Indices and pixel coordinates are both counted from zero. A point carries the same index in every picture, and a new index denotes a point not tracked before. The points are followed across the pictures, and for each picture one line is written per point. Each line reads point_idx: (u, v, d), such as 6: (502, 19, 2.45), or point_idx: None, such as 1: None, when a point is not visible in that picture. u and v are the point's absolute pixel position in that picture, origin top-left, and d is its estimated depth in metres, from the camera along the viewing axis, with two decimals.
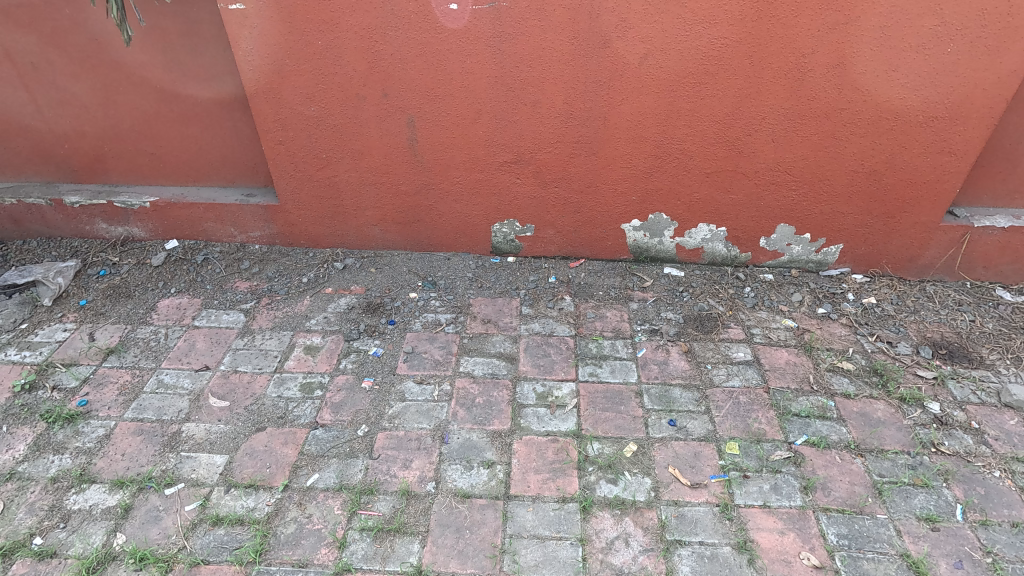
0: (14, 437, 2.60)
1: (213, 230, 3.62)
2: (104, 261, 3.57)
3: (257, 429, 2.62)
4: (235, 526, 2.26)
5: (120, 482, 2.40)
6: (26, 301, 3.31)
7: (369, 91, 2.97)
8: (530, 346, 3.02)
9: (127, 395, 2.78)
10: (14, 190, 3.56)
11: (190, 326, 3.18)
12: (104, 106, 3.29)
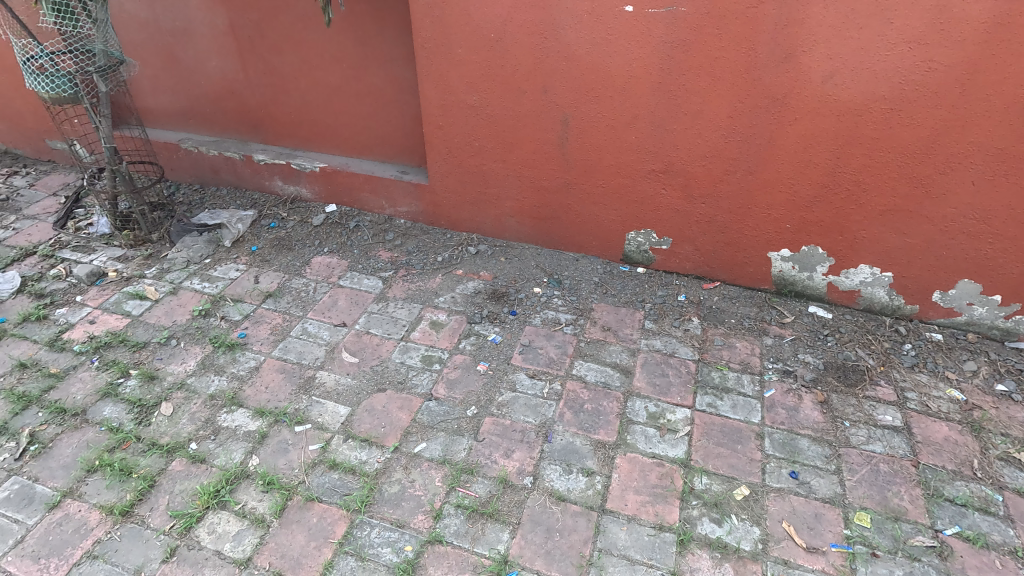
0: (188, 353, 3.04)
1: (367, 200, 3.94)
2: (275, 215, 4.04)
3: (378, 389, 2.82)
4: (347, 474, 2.46)
5: (261, 411, 2.72)
6: (212, 239, 3.84)
7: (530, 86, 3.04)
8: (648, 363, 2.93)
9: (277, 336, 3.14)
10: (217, 144, 4.13)
11: (335, 284, 3.49)
12: (298, 78, 3.70)
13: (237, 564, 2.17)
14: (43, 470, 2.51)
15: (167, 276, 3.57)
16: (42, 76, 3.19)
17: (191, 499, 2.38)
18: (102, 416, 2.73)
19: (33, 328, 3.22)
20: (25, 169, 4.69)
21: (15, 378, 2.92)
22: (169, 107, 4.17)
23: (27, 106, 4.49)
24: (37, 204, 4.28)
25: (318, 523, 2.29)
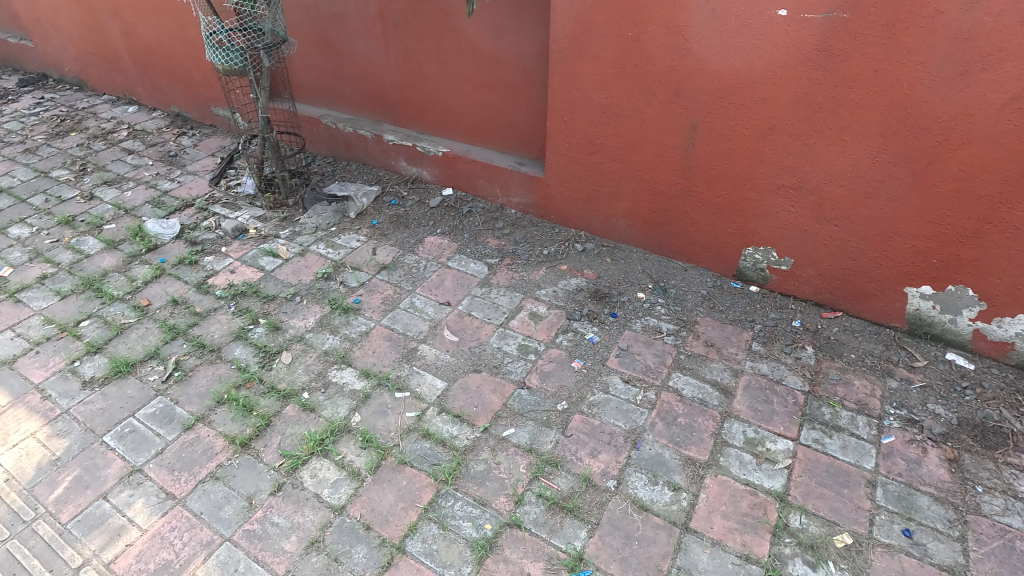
0: (309, 311, 3.32)
1: (483, 188, 4.06)
2: (396, 193, 4.28)
3: (474, 370, 2.92)
4: (438, 445, 2.57)
5: (367, 373, 2.91)
6: (339, 210, 4.15)
7: (662, 88, 2.98)
8: (752, 386, 2.78)
9: (387, 306, 3.34)
10: (352, 122, 4.43)
11: (444, 264, 3.65)
12: (434, 66, 3.88)
13: (333, 508, 2.35)
14: (183, 395, 2.86)
15: (297, 239, 3.91)
16: (220, 50, 3.60)
17: (300, 443, 2.61)
18: (233, 355, 3.06)
19: (186, 270, 3.66)
20: (191, 131, 5.33)
21: (168, 312, 3.35)
22: (315, 84, 4.53)
23: (200, 76, 5.09)
24: (198, 163, 4.85)
25: (407, 486, 2.42)
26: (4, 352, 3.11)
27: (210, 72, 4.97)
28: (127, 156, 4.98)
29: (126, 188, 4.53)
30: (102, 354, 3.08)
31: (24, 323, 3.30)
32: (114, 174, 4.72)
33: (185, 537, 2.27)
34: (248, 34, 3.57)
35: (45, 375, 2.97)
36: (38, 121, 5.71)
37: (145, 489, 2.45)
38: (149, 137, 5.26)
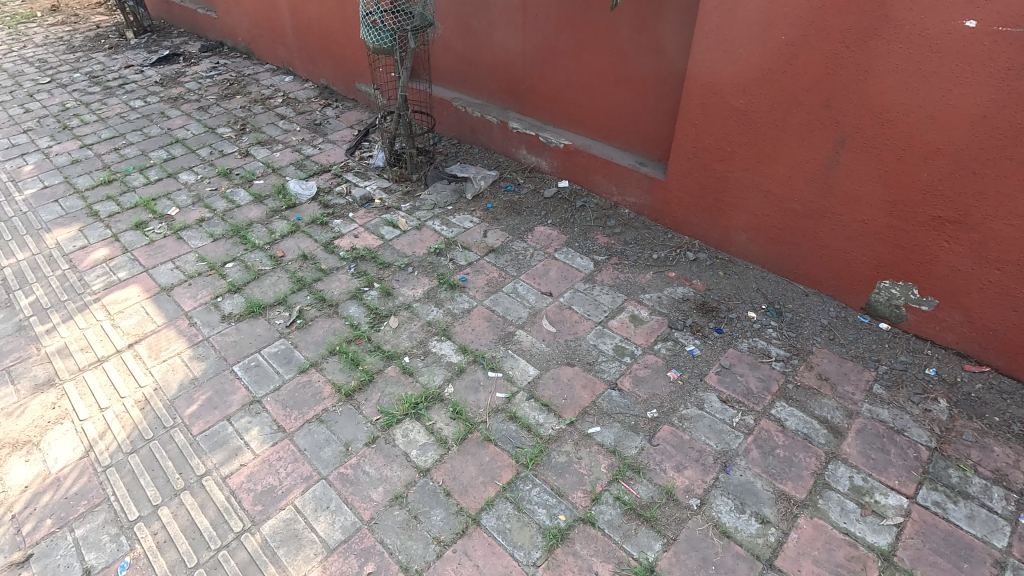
0: (418, 282, 3.51)
1: (599, 184, 4.03)
2: (513, 180, 4.38)
3: (567, 363, 2.94)
4: (523, 429, 2.63)
5: (465, 349, 3.03)
6: (457, 190, 4.32)
7: (811, 97, 2.77)
8: (866, 431, 2.55)
9: (491, 288, 3.43)
10: (481, 107, 4.57)
11: (551, 255, 3.68)
12: (568, 58, 3.88)
13: (419, 469, 2.49)
14: (301, 341, 3.14)
15: (416, 213, 4.13)
16: (373, 29, 3.84)
17: (396, 403, 2.77)
18: (348, 312, 3.31)
19: (317, 230, 4.00)
20: (335, 103, 5.78)
21: (298, 265, 3.68)
22: (451, 68, 4.70)
23: (350, 53, 5.49)
24: (338, 133, 5.25)
25: (489, 462, 2.50)
26: (165, 280, 3.59)
27: (359, 49, 5.34)
28: (279, 120, 5.51)
29: (275, 149, 5.02)
30: (240, 294, 3.46)
31: (183, 257, 3.79)
32: (267, 136, 5.25)
33: (289, 468, 2.52)
34: (399, 16, 3.77)
35: (194, 305, 3.40)
36: (212, 83, 6.47)
37: (262, 418, 2.73)
38: (299, 105, 5.78)
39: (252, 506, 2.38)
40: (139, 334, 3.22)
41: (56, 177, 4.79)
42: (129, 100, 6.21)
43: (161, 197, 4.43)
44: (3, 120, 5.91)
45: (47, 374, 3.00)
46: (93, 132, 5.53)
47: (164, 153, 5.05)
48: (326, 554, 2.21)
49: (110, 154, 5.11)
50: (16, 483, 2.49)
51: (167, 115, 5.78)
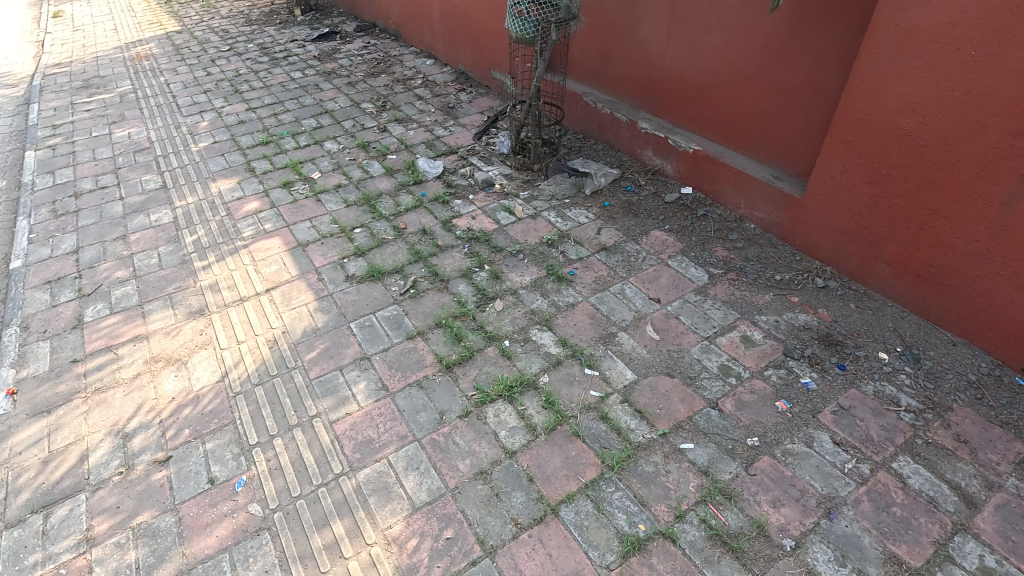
0: (527, 270, 3.57)
1: (726, 194, 3.85)
2: (635, 181, 4.30)
3: (667, 373, 2.85)
4: (612, 431, 2.60)
5: (564, 342, 3.04)
6: (576, 185, 4.32)
7: (997, 123, 2.45)
8: (1008, 508, 2.23)
9: (598, 286, 3.41)
10: (611, 104, 4.50)
11: (663, 261, 3.57)
12: (712, 60, 3.68)
13: (505, 450, 2.55)
14: (412, 309, 3.32)
15: (533, 202, 4.19)
16: (518, 19, 3.92)
17: (492, 383, 2.86)
18: (457, 289, 3.45)
19: (438, 207, 4.19)
20: (469, 89, 5.99)
21: (417, 238, 3.89)
22: (586, 62, 4.64)
23: (490, 41, 5.65)
24: (468, 117, 5.45)
25: (574, 457, 2.50)
26: (302, 237, 3.95)
27: (500, 38, 5.48)
28: (417, 101, 5.81)
29: (410, 128, 5.31)
30: (364, 259, 3.73)
31: (319, 218, 4.14)
32: (404, 114, 5.56)
33: (387, 425, 2.69)
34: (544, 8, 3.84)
35: (323, 263, 3.72)
36: (362, 61, 6.96)
37: (369, 375, 2.94)
38: (436, 88, 6.06)
39: (351, 453, 2.58)
40: (275, 281, 3.58)
41: (225, 134, 5.43)
42: (290, 71, 6.86)
43: (307, 162, 4.87)
44: (190, 81, 6.78)
45: (199, 304, 3.43)
46: (258, 98, 6.18)
47: (313, 122, 5.53)
48: (411, 511, 2.34)
49: (270, 118, 5.69)
50: (166, 393, 2.89)
51: (320, 87, 6.31)
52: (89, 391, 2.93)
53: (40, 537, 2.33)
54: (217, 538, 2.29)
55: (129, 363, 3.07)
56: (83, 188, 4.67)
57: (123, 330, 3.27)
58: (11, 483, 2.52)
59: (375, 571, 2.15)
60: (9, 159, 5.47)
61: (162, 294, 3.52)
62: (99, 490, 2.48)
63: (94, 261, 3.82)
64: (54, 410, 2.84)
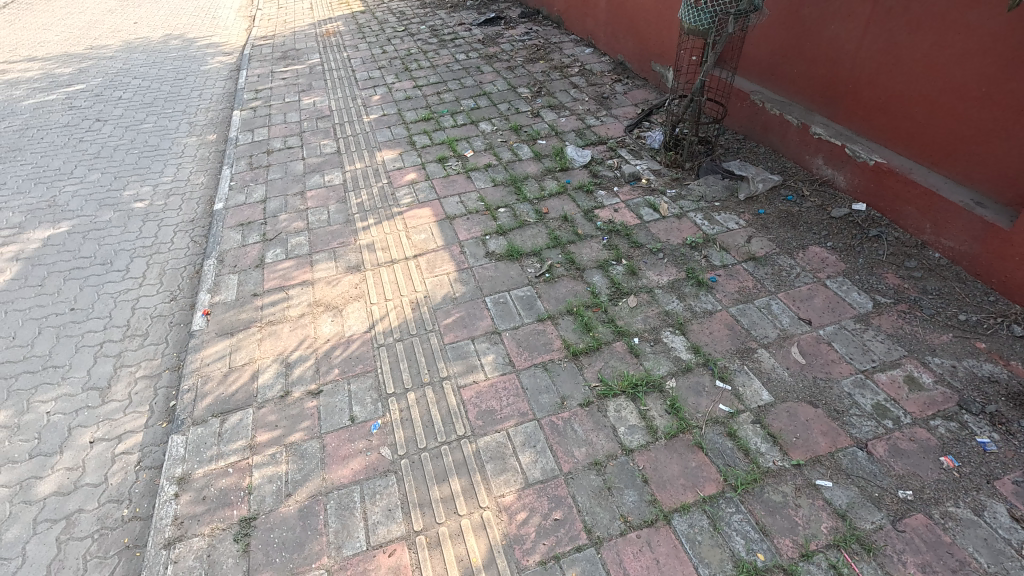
0: (666, 270, 3.46)
1: (908, 215, 3.42)
2: (797, 190, 3.97)
3: (809, 401, 2.63)
4: (739, 450, 2.46)
5: (697, 350, 2.92)
6: (729, 188, 4.09)
7: None
8: None
9: (741, 297, 3.22)
10: (782, 105, 4.17)
11: (820, 281, 3.27)
12: (914, 63, 3.23)
13: (623, 446, 2.53)
14: (545, 293, 3.39)
15: (680, 202, 4.04)
16: (692, 10, 3.74)
17: (617, 377, 2.83)
18: (592, 280, 3.45)
19: (581, 196, 4.21)
20: (626, 80, 5.89)
21: (557, 224, 3.94)
22: (760, 58, 4.32)
23: (655, 32, 5.48)
24: (621, 109, 5.36)
25: (694, 468, 2.41)
26: (451, 210, 4.19)
27: (666, 29, 5.29)
28: (571, 89, 5.84)
29: (562, 115, 5.36)
30: (504, 238, 3.86)
31: (467, 195, 4.36)
32: (558, 101, 5.62)
33: (510, 399, 2.79)
34: None
35: (467, 237, 3.91)
36: (522, 46, 7.12)
37: (498, 349, 3.06)
38: (592, 77, 6.03)
39: (474, 419, 2.71)
40: (423, 249, 3.84)
41: (393, 108, 5.88)
42: (455, 53, 7.22)
43: (462, 140, 5.13)
44: (367, 58, 7.43)
45: (357, 261, 3.79)
46: (425, 77, 6.60)
47: (472, 103, 5.80)
48: (524, 486, 2.42)
49: (433, 96, 6.06)
50: (322, 335, 3.25)
51: (481, 70, 6.57)
52: (263, 322, 3.38)
53: (216, 437, 2.76)
54: (352, 470, 2.55)
55: (296, 303, 3.49)
56: (274, 147, 5.34)
57: (294, 274, 3.72)
58: (199, 388, 3.01)
59: (484, 533, 2.27)
60: (221, 116, 6.42)
61: (327, 247, 3.94)
62: (263, 408, 2.87)
63: (277, 211, 4.38)
64: (235, 333, 3.33)
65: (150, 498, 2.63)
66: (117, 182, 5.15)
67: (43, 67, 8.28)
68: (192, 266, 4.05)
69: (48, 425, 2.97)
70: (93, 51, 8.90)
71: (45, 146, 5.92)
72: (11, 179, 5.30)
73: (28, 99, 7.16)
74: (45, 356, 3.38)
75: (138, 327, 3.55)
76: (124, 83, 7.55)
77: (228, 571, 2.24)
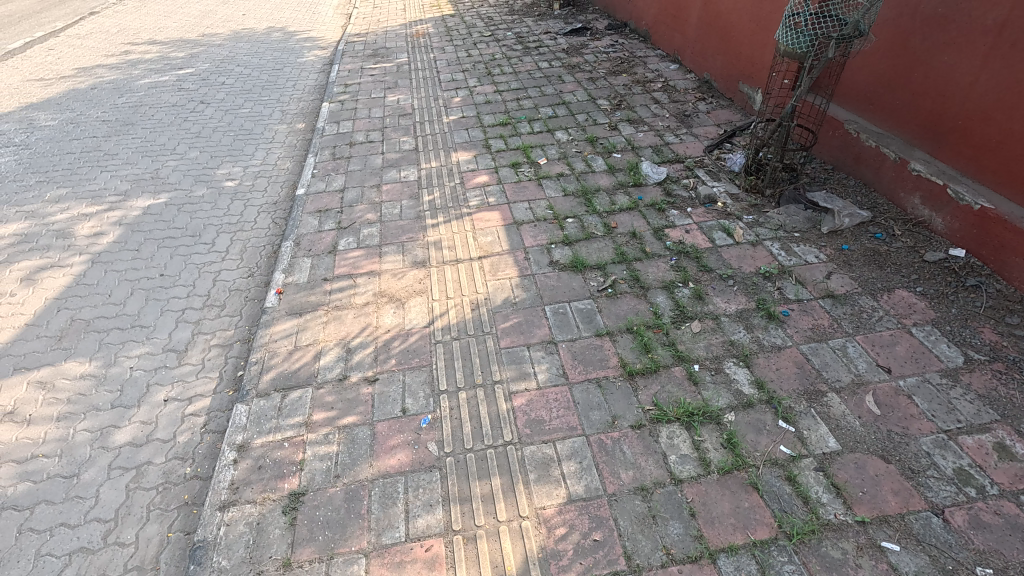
0: (735, 298, 3.33)
1: (1015, 267, 3.15)
2: (887, 229, 3.73)
3: (880, 455, 2.44)
4: (798, 496, 2.33)
5: (760, 386, 2.79)
6: (812, 219, 3.89)
7: None
8: None
9: (814, 335, 3.05)
10: (879, 137, 3.92)
11: (905, 327, 3.05)
12: None
13: (672, 475, 2.45)
14: (606, 308, 3.34)
15: (757, 229, 3.88)
16: (792, 32, 3.61)
17: (672, 404, 2.75)
18: (655, 300, 3.37)
19: (652, 214, 4.12)
20: (710, 99, 5.74)
21: (625, 240, 3.88)
22: (859, 85, 4.06)
23: (746, 51, 5.31)
24: (703, 128, 5.23)
25: (746, 509, 2.30)
26: (519, 216, 4.21)
27: (758, 49, 5.11)
28: (652, 104, 5.75)
29: (640, 130, 5.28)
30: (570, 248, 3.84)
31: (537, 202, 4.37)
32: (637, 115, 5.55)
33: (560, 411, 2.76)
34: (828, 21, 3.45)
35: (533, 244, 3.92)
36: (606, 58, 7.08)
37: (552, 359, 3.04)
38: (675, 94, 5.92)
39: (522, 427, 2.70)
40: (488, 251, 3.88)
41: (472, 111, 6.00)
42: (539, 61, 7.29)
43: (537, 147, 5.16)
44: (453, 60, 7.61)
45: (423, 257, 3.88)
46: (506, 82, 6.69)
47: (550, 111, 5.82)
48: (566, 501, 2.38)
49: (513, 102, 6.13)
50: (383, 325, 3.35)
51: (563, 80, 6.59)
52: (329, 306, 3.52)
53: (276, 411, 2.89)
54: (398, 461, 2.60)
55: (362, 292, 3.61)
56: (357, 139, 5.57)
57: (363, 264, 3.86)
58: (266, 361, 3.17)
59: (521, 542, 2.25)
60: (311, 107, 6.75)
61: (397, 241, 4.06)
62: (322, 389, 2.99)
63: (353, 201, 4.55)
64: (304, 314, 3.48)
65: (211, 461, 2.78)
66: (213, 161, 5.52)
67: (160, 50, 9.02)
68: (271, 246, 4.27)
69: (130, 380, 3.21)
70: (205, 38, 9.62)
71: (154, 123, 6.42)
72: (123, 150, 5.80)
73: (145, 78, 7.81)
74: (135, 315, 3.66)
75: (217, 298, 3.78)
76: (228, 70, 8.09)
77: (274, 541, 2.33)
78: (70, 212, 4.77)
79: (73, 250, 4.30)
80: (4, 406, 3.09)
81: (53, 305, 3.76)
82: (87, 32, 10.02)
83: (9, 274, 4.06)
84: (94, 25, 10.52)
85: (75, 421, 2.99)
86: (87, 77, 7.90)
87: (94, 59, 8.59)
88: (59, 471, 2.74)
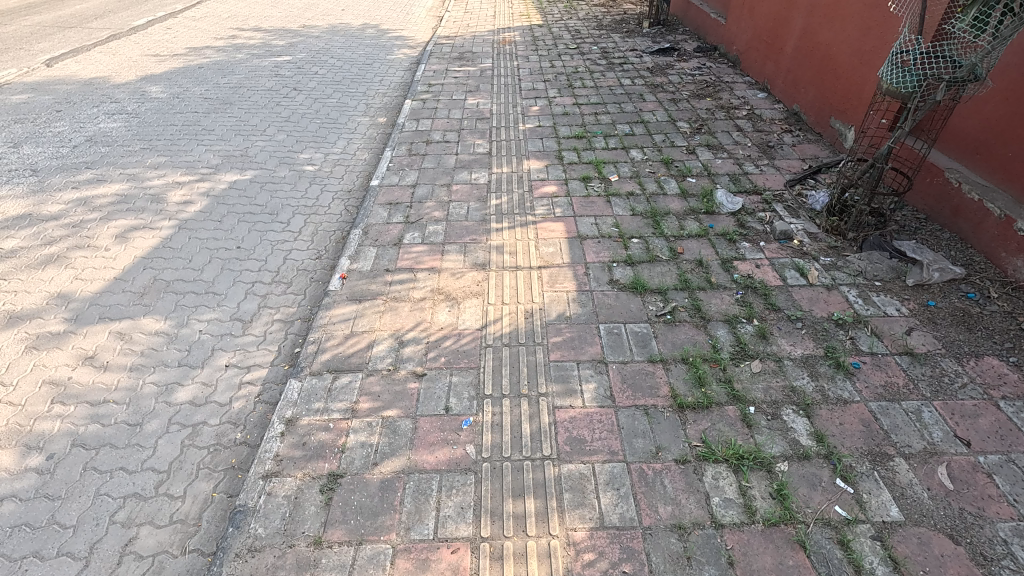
0: (802, 342, 3.16)
1: None
2: (982, 289, 3.45)
3: (948, 534, 2.24)
4: (849, 563, 2.17)
5: (819, 438, 2.62)
6: (896, 269, 3.65)
7: None
8: None
9: (886, 393, 2.84)
10: (984, 190, 3.63)
11: (991, 399, 2.79)
12: None
13: (713, 518, 2.34)
14: (662, 334, 3.25)
15: (833, 272, 3.68)
16: (898, 69, 3.40)
17: (721, 443, 2.63)
18: (716, 333, 3.24)
19: (722, 243, 3.99)
20: (797, 132, 5.52)
21: (690, 267, 3.77)
22: (967, 133, 3.77)
23: (843, 87, 5.06)
24: (786, 161, 5.02)
25: (790, 567, 2.16)
26: (584, 230, 4.18)
27: (857, 85, 4.86)
28: (735, 131, 5.58)
29: (719, 156, 5.14)
30: (631, 269, 3.77)
31: (603, 218, 4.32)
32: (717, 141, 5.40)
33: (604, 434, 2.69)
34: (940, 61, 3.21)
35: (594, 259, 3.87)
36: (691, 81, 6.94)
37: (601, 379, 2.98)
38: (760, 123, 5.72)
39: (563, 443, 2.66)
40: (549, 262, 3.86)
41: (549, 121, 6.01)
42: (621, 77, 7.23)
43: (610, 163, 5.11)
44: (535, 69, 7.68)
45: (484, 259, 3.91)
46: (586, 96, 6.68)
47: (627, 128, 5.75)
48: (598, 526, 2.32)
49: (590, 116, 6.11)
50: (437, 322, 3.39)
51: (644, 98, 6.51)
52: (388, 296, 3.61)
53: (326, 392, 2.97)
54: (435, 458, 2.61)
55: (421, 287, 3.68)
56: (434, 138, 5.70)
57: (425, 260, 3.93)
58: (323, 343, 3.27)
59: (547, 560, 2.20)
60: (394, 102, 6.99)
61: (460, 241, 4.11)
62: (371, 376, 3.05)
63: (423, 197, 4.65)
64: (363, 301, 3.58)
65: (260, 430, 2.90)
66: (297, 145, 5.80)
67: (263, 37, 9.56)
68: (340, 232, 4.43)
69: (198, 342, 3.39)
70: (304, 29, 10.14)
71: (249, 104, 6.82)
72: (218, 127, 6.18)
73: (246, 62, 8.32)
74: (209, 283, 3.87)
75: (285, 275, 3.96)
76: (322, 61, 8.49)
77: (309, 518, 2.39)
78: (166, 179, 5.13)
79: (164, 214, 4.62)
80: (86, 350, 3.34)
81: (140, 263, 4.04)
82: (201, 16, 10.79)
83: (107, 230, 4.41)
84: (209, 10, 11.33)
85: (145, 373, 3.20)
86: (196, 56, 8.50)
87: (205, 41, 9.24)
88: (126, 419, 2.93)
